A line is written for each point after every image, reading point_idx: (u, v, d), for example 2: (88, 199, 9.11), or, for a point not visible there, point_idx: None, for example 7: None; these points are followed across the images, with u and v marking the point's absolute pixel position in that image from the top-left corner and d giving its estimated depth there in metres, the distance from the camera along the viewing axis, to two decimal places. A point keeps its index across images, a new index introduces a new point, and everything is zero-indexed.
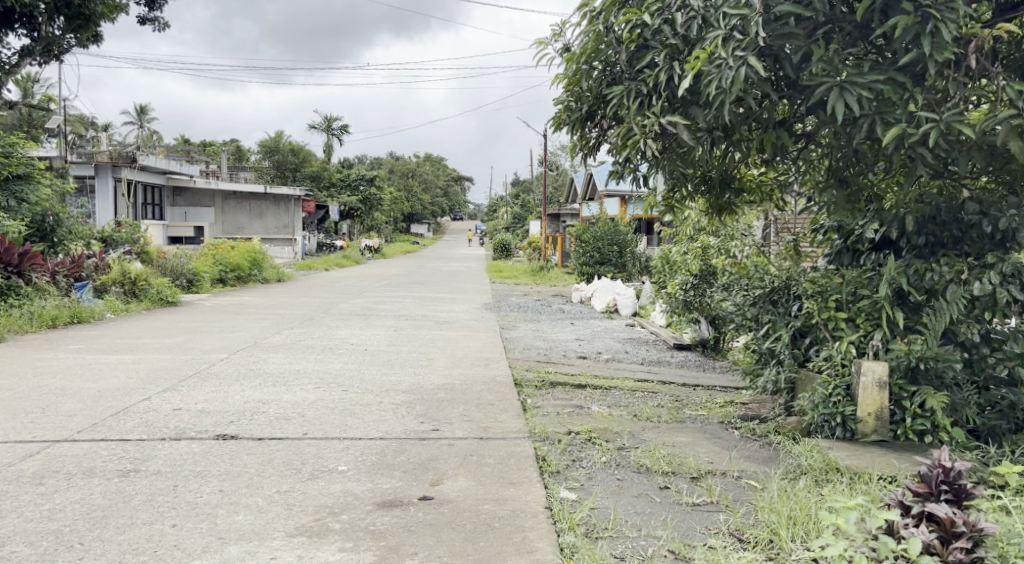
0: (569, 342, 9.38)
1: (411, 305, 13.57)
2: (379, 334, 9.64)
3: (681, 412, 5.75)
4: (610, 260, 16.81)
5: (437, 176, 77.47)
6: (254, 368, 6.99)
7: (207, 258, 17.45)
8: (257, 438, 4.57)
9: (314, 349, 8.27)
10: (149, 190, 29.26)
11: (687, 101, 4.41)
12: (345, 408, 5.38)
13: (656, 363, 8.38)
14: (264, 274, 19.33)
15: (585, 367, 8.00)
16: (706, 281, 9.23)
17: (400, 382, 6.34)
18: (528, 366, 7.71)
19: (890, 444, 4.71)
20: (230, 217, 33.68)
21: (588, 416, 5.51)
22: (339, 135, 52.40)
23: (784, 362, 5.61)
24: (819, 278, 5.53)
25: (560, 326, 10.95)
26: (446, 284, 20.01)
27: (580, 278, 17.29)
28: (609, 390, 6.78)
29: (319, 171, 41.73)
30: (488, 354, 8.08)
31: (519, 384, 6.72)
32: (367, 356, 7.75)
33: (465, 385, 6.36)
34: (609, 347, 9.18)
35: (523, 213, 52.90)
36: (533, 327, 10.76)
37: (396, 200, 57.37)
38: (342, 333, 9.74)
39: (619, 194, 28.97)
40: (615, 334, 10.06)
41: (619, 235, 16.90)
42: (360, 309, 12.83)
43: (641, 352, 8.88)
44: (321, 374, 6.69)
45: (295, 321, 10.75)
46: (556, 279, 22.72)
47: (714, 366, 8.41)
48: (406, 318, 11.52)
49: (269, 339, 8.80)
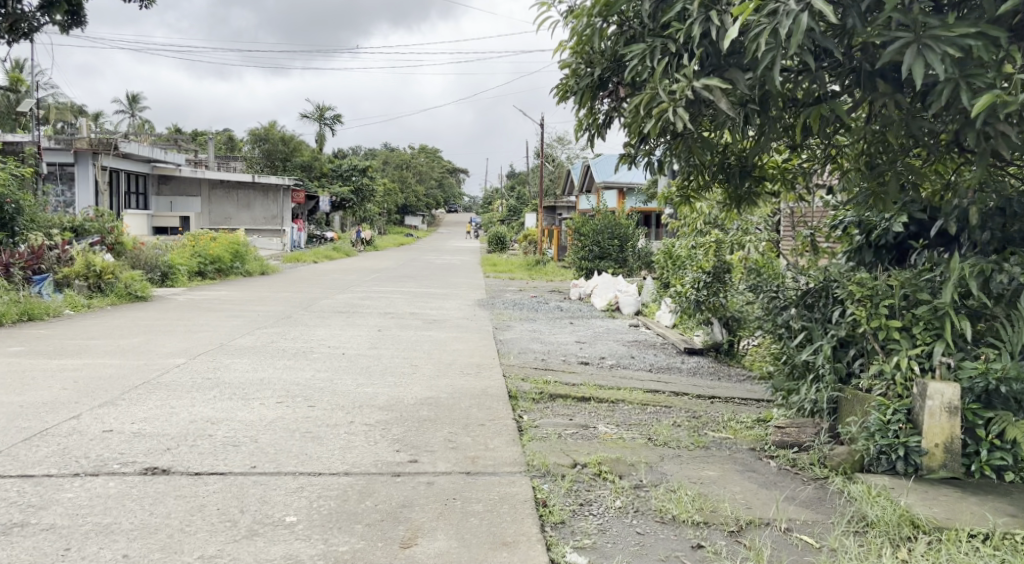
0: (568, 345, 8.55)
1: (399, 302, 12.72)
2: (360, 335, 8.80)
3: (703, 436, 4.92)
4: (611, 254, 15.97)
5: (432, 168, 76.46)
6: (212, 377, 6.16)
7: (185, 250, 16.55)
8: (194, 473, 3.75)
9: (286, 353, 7.43)
10: (132, 179, 28.32)
11: (725, 61, 3.58)
12: (307, 432, 4.56)
13: (666, 370, 7.56)
14: (246, 266, 18.45)
15: (588, 374, 7.18)
16: (720, 280, 8.44)
17: (377, 396, 5.51)
18: (525, 374, 6.88)
19: (962, 483, 3.87)
20: (217, 207, 32.76)
21: (594, 441, 4.67)
22: (332, 124, 51.55)
23: (824, 377, 4.77)
24: (866, 279, 4.69)
25: (558, 326, 10.10)
26: (438, 279, 19.17)
27: (578, 273, 16.48)
28: (616, 405, 5.96)
29: (310, 161, 40.79)
30: (480, 360, 7.24)
31: (515, 397, 5.90)
32: (344, 363, 6.91)
33: (452, 399, 5.54)
34: (613, 350, 8.35)
35: (518, 205, 52.04)
36: (529, 327, 9.92)
37: (389, 191, 56.54)
38: (320, 333, 8.90)
39: (618, 186, 28.17)
40: (618, 336, 9.23)
41: (620, 229, 16.05)
42: (344, 305, 11.99)
43: (648, 357, 8.05)
44: (287, 385, 5.87)
45: (270, 320, 9.91)
46: (553, 273, 21.91)
47: (729, 375, 7.60)
48: (392, 317, 10.68)
49: (237, 340, 7.94)
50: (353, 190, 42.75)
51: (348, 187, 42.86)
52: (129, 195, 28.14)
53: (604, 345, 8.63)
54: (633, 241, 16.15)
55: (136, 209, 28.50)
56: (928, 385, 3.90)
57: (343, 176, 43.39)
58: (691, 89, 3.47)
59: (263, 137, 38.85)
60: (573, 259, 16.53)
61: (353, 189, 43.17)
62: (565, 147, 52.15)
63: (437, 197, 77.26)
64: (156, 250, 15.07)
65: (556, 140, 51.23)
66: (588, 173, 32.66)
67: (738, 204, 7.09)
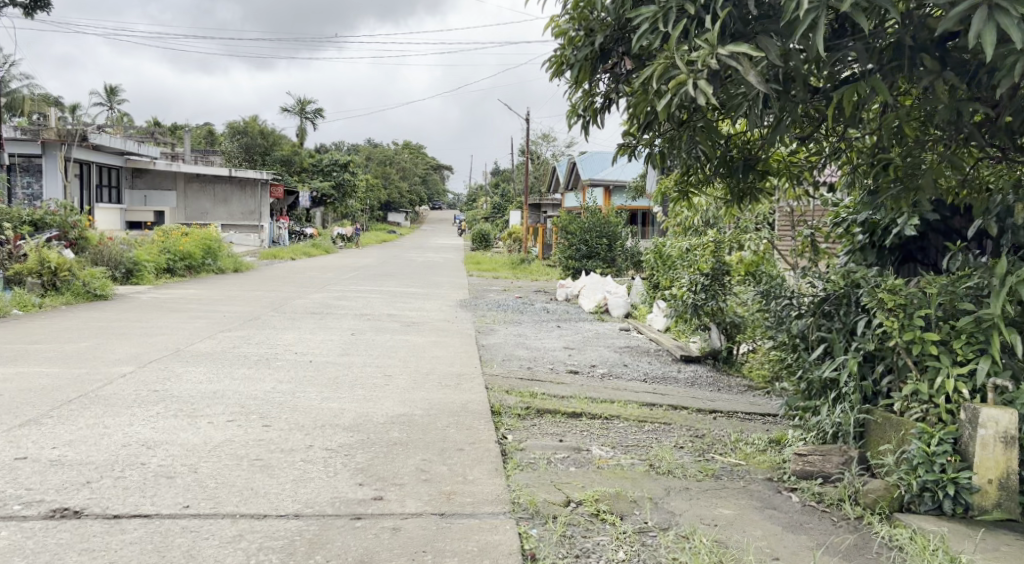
0: (556, 352, 7.96)
1: (376, 302, 12.08)
2: (331, 340, 8.16)
3: (711, 463, 4.35)
4: (599, 253, 15.40)
5: (415, 164, 75.69)
6: (159, 388, 5.50)
7: (153, 245, 15.81)
8: (112, 516, 3.12)
9: (247, 360, 6.78)
10: (103, 171, 27.45)
11: (752, 26, 3.00)
12: (256, 460, 3.93)
13: (662, 380, 7.00)
14: (219, 263, 17.73)
15: (578, 385, 6.59)
16: (719, 283, 7.86)
17: (343, 413, 4.89)
18: (510, 385, 6.29)
19: (1020, 527, 3.30)
20: (193, 202, 31.92)
21: (589, 469, 4.10)
22: (313, 119, 50.77)
23: (849, 396, 4.21)
24: (898, 286, 4.12)
25: (544, 330, 9.50)
26: (419, 277, 18.51)
27: (565, 273, 15.90)
28: (610, 422, 5.39)
29: (290, 155, 39.94)
30: (460, 369, 6.63)
31: (498, 413, 5.30)
32: (309, 373, 6.27)
33: (428, 416, 4.92)
34: (603, 357, 7.77)
35: (503, 203, 51.47)
36: (514, 331, 9.32)
37: (371, 187, 55.82)
38: (289, 337, 8.25)
39: (605, 183, 27.61)
40: (608, 341, 8.67)
41: (608, 227, 15.49)
42: (318, 306, 11.33)
43: (642, 365, 7.47)
44: (243, 399, 5.23)
45: (236, 321, 9.24)
46: (538, 272, 21.32)
47: (729, 386, 7.05)
48: (368, 319, 10.05)
49: (196, 345, 7.28)
50: (333, 186, 41.97)
51: (329, 182, 42.09)
52: (100, 188, 27.25)
53: (594, 352, 8.04)
54: (621, 241, 15.59)
55: (107, 203, 27.63)
56: (979, 411, 3.34)
57: (324, 171, 42.60)
58: (714, 59, 2.88)
59: (242, 130, 37.98)
60: (559, 259, 15.96)
61: (334, 184, 42.46)
62: (550, 145, 51.62)
63: (420, 194, 76.49)
64: (121, 246, 14.30)
65: (541, 138, 50.67)
66: (574, 170, 32.13)
67: (741, 203, 6.58)
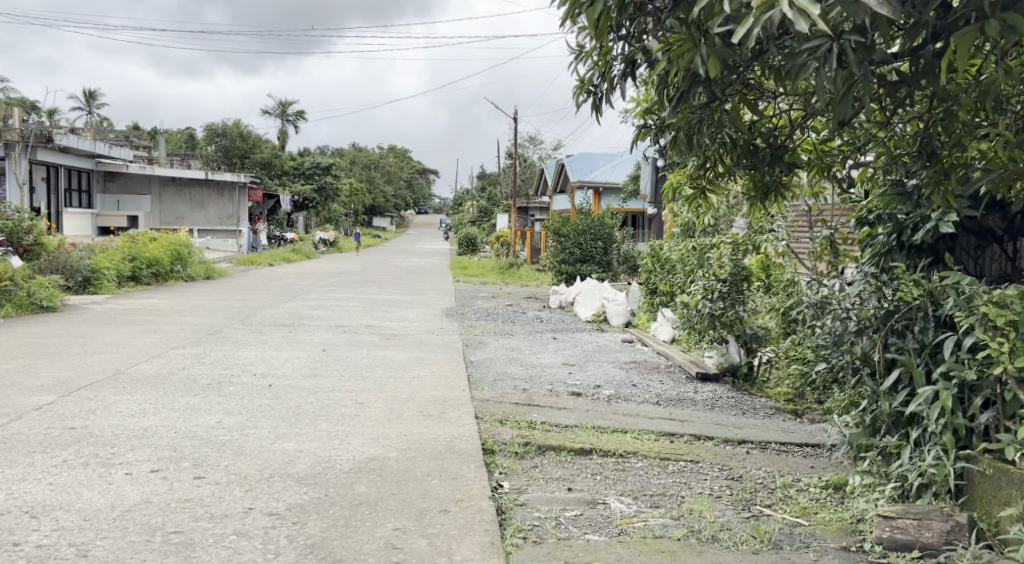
0: (554, 370, 7.03)
1: (355, 312, 11.09)
2: (299, 357, 7.18)
3: (764, 522, 3.45)
4: (594, 257, 14.48)
5: (400, 168, 74.61)
6: (78, 423, 4.51)
7: (117, 251, 14.75)
8: None
9: (196, 384, 5.80)
10: (73, 175, 26.31)
11: None
12: (174, 533, 2.96)
13: (677, 402, 6.09)
14: (189, 271, 16.71)
15: (583, 410, 5.67)
16: (738, 290, 7.00)
17: (299, 460, 3.92)
18: (504, 413, 5.36)
19: None
20: (168, 206, 30.80)
21: (612, 537, 3.18)
22: (295, 122, 49.76)
23: (939, 438, 3.29)
24: (1004, 297, 3.21)
25: (539, 343, 8.57)
26: (403, 284, 17.53)
27: (557, 278, 14.97)
28: (627, 462, 4.48)
29: (270, 158, 38.84)
30: (445, 394, 5.69)
31: (491, 453, 4.37)
32: (267, 401, 5.30)
33: (405, 461, 3.98)
34: (609, 375, 6.84)
35: (488, 207, 50.60)
36: (505, 344, 8.39)
37: (355, 191, 54.82)
38: (251, 355, 7.26)
39: (594, 186, 26.75)
40: (612, 356, 7.75)
41: (603, 230, 14.58)
42: (289, 317, 10.34)
43: (654, 384, 6.56)
44: (177, 439, 4.25)
45: (195, 336, 8.24)
46: (528, 277, 20.43)
47: (754, 410, 6.16)
48: (344, 332, 9.06)
49: (139, 367, 6.29)
50: (315, 190, 40.95)
51: (311, 185, 41.00)
52: (69, 192, 26.10)
53: (599, 369, 7.11)
54: (617, 243, 14.67)
55: (77, 207, 26.50)
56: None
57: (306, 174, 41.54)
58: None
59: (220, 132, 36.85)
60: (551, 263, 15.03)
61: (316, 188, 41.38)
62: (537, 147, 50.78)
63: (406, 199, 75.53)
64: (80, 253, 13.26)
65: (527, 139, 49.79)
66: (563, 172, 31.26)
67: (765, 202, 5.76)
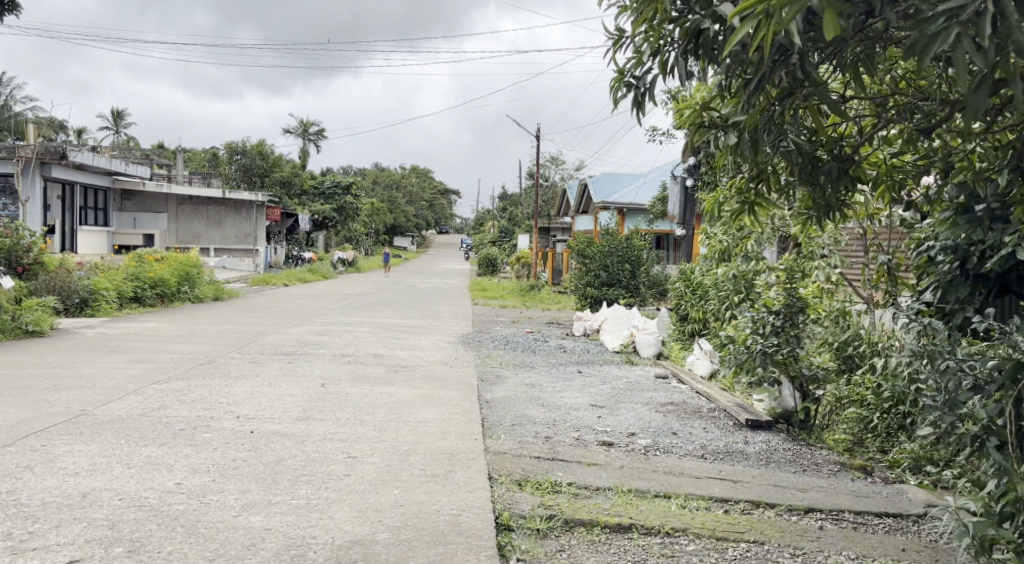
0: (580, 412, 6.17)
1: (363, 339, 10.29)
2: (293, 394, 6.38)
3: None
4: (621, 281, 13.57)
5: (421, 187, 74.24)
6: (8, 484, 3.72)
7: (120, 272, 14.11)
8: None
9: (166, 429, 5.00)
10: (90, 192, 25.96)
11: None
12: None
13: (726, 458, 5.26)
14: (196, 292, 16.08)
15: (618, 467, 4.81)
16: (793, 324, 6.13)
17: (262, 547, 3.11)
18: (523, 471, 4.51)
19: None
20: (185, 224, 30.39)
21: None
22: (316, 141, 49.61)
23: None
24: None
25: (562, 378, 7.72)
26: (418, 307, 16.75)
27: (581, 303, 14.08)
28: (676, 543, 3.62)
29: (290, 177, 38.49)
30: (453, 446, 4.85)
31: (508, 532, 3.54)
32: (243, 454, 4.49)
33: (397, 548, 3.16)
34: (645, 420, 5.98)
35: (509, 227, 49.85)
36: (525, 380, 7.53)
37: (375, 212, 54.47)
38: (240, 391, 6.46)
39: (618, 207, 25.95)
40: (645, 395, 6.88)
41: (630, 251, 13.68)
42: (292, 345, 9.56)
43: (699, 433, 5.70)
44: (119, 511, 3.45)
45: (183, 367, 7.48)
46: (550, 301, 19.58)
47: (817, 466, 5.27)
48: (348, 363, 8.26)
49: (108, 407, 5.51)
50: (334, 210, 40.51)
51: (330, 205, 40.57)
52: (85, 210, 25.72)
53: (633, 411, 6.24)
54: (647, 266, 13.74)
55: (92, 225, 26.11)
56: None
57: (325, 194, 41.10)
58: None
59: (240, 151, 36.55)
60: (574, 287, 14.14)
61: (335, 207, 40.98)
62: (558, 167, 49.94)
63: (427, 218, 75.19)
64: (78, 273, 12.63)
65: (548, 159, 48.95)
66: (585, 192, 30.35)
67: (830, 224, 4.93)
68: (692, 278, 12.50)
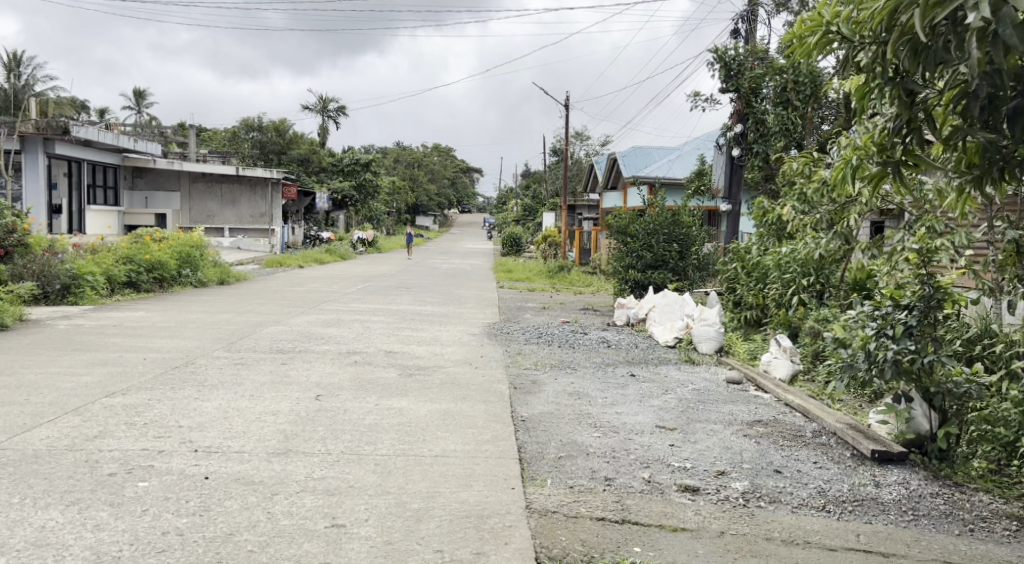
0: (647, 438, 4.76)
1: (375, 332, 8.91)
2: (277, 413, 5.02)
3: None
4: (667, 263, 12.08)
5: (443, 165, 72.58)
6: None
7: (114, 254, 12.90)
8: None
9: (94, 473, 3.67)
10: (98, 170, 24.82)
11: None
12: None
13: (860, 511, 3.83)
14: (199, 275, 14.87)
15: (719, 534, 3.40)
16: (934, 329, 4.55)
17: None
18: (588, 549, 3.12)
19: None
20: (198, 204, 29.32)
21: None
22: (336, 117, 48.29)
23: None
24: None
25: (615, 383, 6.31)
26: (439, 290, 15.41)
27: (620, 287, 12.63)
28: None
29: (308, 154, 37.24)
30: (481, 502, 3.49)
31: None
32: (184, 521, 3.13)
33: None
34: (735, 451, 4.54)
35: (533, 206, 48.23)
36: (569, 388, 6.12)
37: (397, 189, 53.21)
38: (213, 406, 5.14)
39: (651, 181, 24.35)
40: (722, 410, 5.44)
41: (677, 229, 12.13)
42: (292, 340, 8.25)
43: (812, 471, 4.27)
44: None
45: (154, 372, 6.18)
46: (582, 284, 18.14)
47: (988, 525, 3.77)
48: (353, 364, 6.89)
49: (31, 436, 4.21)
50: (354, 186, 39.30)
51: (350, 182, 39.32)
52: (94, 188, 24.58)
53: (716, 436, 4.81)
54: (697, 246, 12.18)
55: (101, 205, 25.03)
56: None
57: (345, 170, 39.77)
58: None
59: (256, 126, 35.29)
60: (613, 269, 12.66)
61: (355, 184, 39.65)
62: (583, 143, 48.04)
63: (450, 197, 73.85)
64: (64, 256, 11.40)
65: (574, 135, 46.97)
66: (614, 167, 28.56)
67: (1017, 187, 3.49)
68: (748, 261, 10.99)
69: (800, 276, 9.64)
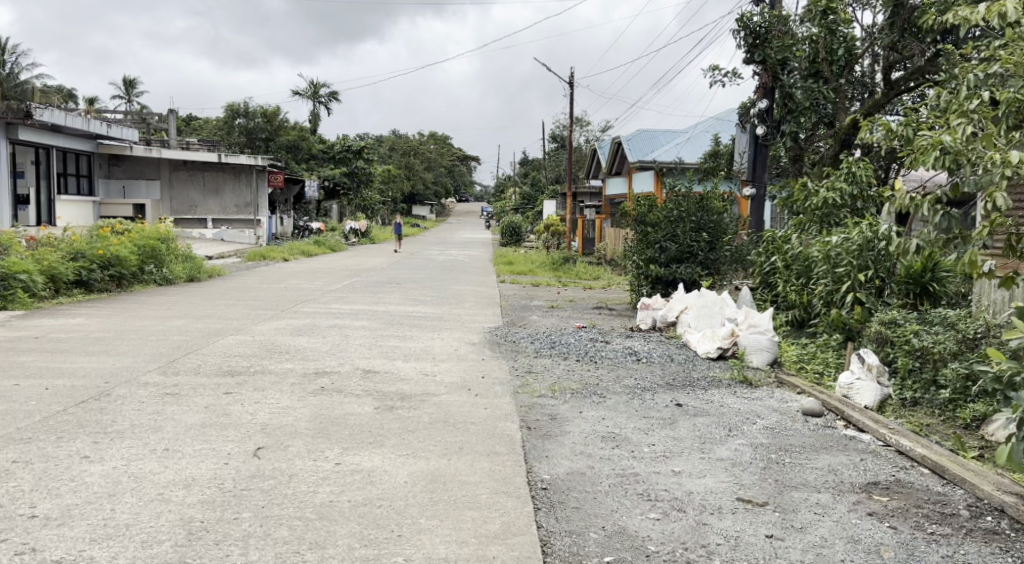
0: (731, 525, 3.20)
1: (353, 344, 7.32)
2: (192, 484, 3.48)
3: None
4: (695, 254, 10.55)
5: (439, 153, 70.70)
6: None
7: (62, 248, 11.32)
8: None
9: None
10: (69, 158, 23.14)
11: None
12: None
13: None
14: (163, 271, 13.29)
15: None
16: None
17: None
18: None
19: None
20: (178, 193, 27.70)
21: None
22: (328, 103, 46.42)
23: None
24: None
25: (660, 421, 4.75)
26: (434, 286, 13.85)
27: (640, 281, 11.10)
28: None
29: (297, 140, 35.46)
30: None
31: None
32: None
33: None
34: (868, 548, 3.00)
35: (533, 194, 46.54)
36: (601, 428, 4.58)
37: (391, 176, 51.40)
38: (100, 473, 3.59)
39: (656, 167, 22.66)
40: (819, 468, 3.89)
41: (706, 216, 10.58)
42: (249, 356, 6.70)
43: None
44: None
45: (46, 411, 4.63)
46: (589, 277, 16.58)
47: None
48: (316, 394, 5.32)
49: None
50: (345, 174, 37.55)
51: (341, 169, 37.50)
52: (65, 177, 22.92)
53: (831, 518, 3.27)
54: (728, 235, 10.63)
55: (73, 195, 23.39)
56: None
57: (336, 158, 37.92)
58: None
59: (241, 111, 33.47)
60: (631, 261, 11.11)
61: (346, 172, 37.92)
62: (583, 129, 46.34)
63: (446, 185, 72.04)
64: None
65: (575, 120, 45.22)
66: (618, 152, 26.87)
67: None
68: (788, 253, 9.37)
69: (854, 270, 8.00)
